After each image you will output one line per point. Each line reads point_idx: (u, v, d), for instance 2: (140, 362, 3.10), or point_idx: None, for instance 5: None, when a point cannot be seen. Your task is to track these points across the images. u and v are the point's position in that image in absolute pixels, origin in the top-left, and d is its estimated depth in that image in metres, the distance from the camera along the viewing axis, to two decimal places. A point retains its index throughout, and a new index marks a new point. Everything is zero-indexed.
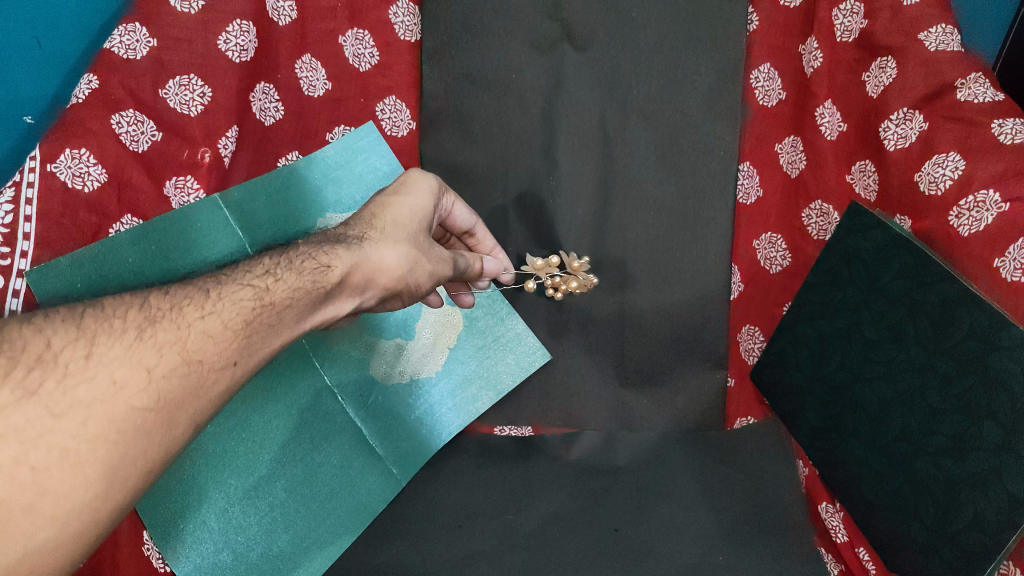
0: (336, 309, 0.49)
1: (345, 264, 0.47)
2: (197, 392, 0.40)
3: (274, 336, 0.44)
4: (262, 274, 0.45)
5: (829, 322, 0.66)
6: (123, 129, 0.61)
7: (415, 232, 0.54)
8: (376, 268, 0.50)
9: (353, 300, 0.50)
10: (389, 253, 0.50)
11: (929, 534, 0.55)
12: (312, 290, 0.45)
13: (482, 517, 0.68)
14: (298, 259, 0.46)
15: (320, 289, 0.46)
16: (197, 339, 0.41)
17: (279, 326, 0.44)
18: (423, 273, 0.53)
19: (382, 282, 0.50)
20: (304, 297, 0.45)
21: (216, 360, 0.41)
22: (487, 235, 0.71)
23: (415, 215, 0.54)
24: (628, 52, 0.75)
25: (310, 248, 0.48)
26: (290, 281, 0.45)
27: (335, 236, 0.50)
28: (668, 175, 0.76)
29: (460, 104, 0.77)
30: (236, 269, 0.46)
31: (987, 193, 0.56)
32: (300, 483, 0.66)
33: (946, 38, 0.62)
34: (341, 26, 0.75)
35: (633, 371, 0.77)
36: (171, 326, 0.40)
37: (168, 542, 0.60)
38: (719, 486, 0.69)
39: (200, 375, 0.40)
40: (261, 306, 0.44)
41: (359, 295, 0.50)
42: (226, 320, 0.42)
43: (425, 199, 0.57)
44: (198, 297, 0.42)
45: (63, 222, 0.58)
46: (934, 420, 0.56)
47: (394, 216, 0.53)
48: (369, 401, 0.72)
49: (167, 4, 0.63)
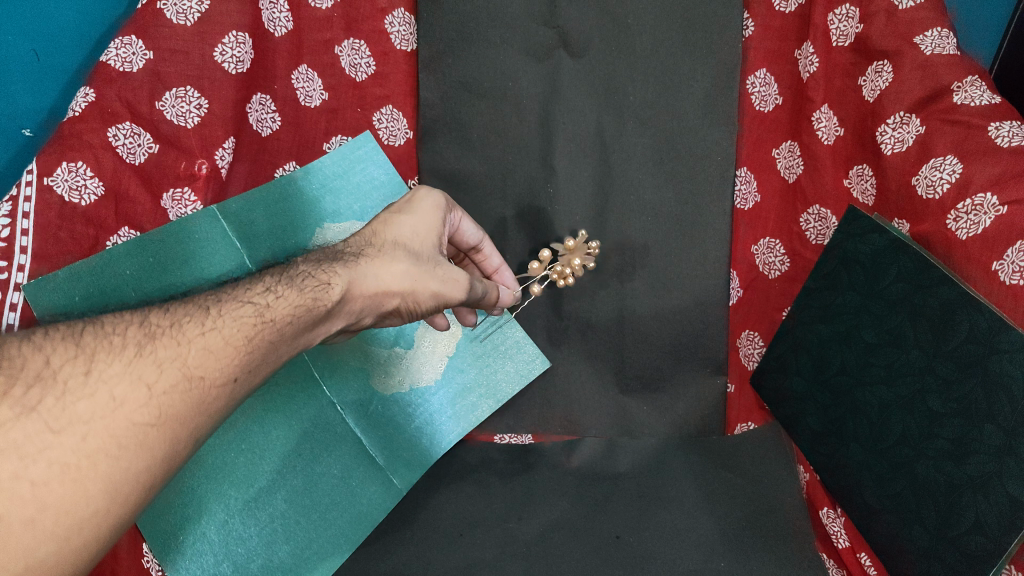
0: (334, 325, 0.49)
1: (344, 282, 0.47)
2: (198, 408, 0.40)
3: (274, 352, 0.44)
4: (261, 291, 0.45)
5: (828, 326, 0.66)
6: (120, 142, 0.61)
7: (418, 249, 0.53)
8: (375, 284, 0.49)
9: (353, 316, 0.50)
10: (390, 270, 0.50)
11: (931, 538, 0.55)
12: (312, 307, 0.45)
13: (482, 526, 0.67)
14: (298, 277, 0.46)
15: (320, 306, 0.46)
16: (198, 355, 0.40)
17: (279, 343, 0.44)
18: (427, 291, 0.52)
19: (381, 298, 0.50)
20: (304, 314, 0.45)
21: (217, 376, 0.41)
22: (493, 252, 0.69)
23: (418, 234, 0.54)
24: (624, 59, 0.76)
25: (309, 265, 0.48)
26: (291, 297, 0.45)
27: (334, 254, 0.50)
28: (666, 180, 0.76)
29: (456, 112, 0.77)
30: (236, 286, 0.46)
31: (985, 196, 0.56)
32: (300, 493, 0.66)
33: (942, 42, 0.62)
34: (337, 37, 0.75)
35: (633, 377, 0.77)
36: (171, 342, 0.40)
37: (169, 554, 0.61)
38: (720, 492, 0.69)
39: (201, 391, 0.40)
40: (261, 323, 0.43)
41: (358, 312, 0.50)
42: (227, 336, 0.42)
43: (430, 217, 0.56)
44: (198, 314, 0.42)
45: (61, 234, 0.58)
46: (934, 424, 0.55)
47: (396, 235, 0.53)
48: (369, 411, 0.72)
49: (164, 17, 0.63)
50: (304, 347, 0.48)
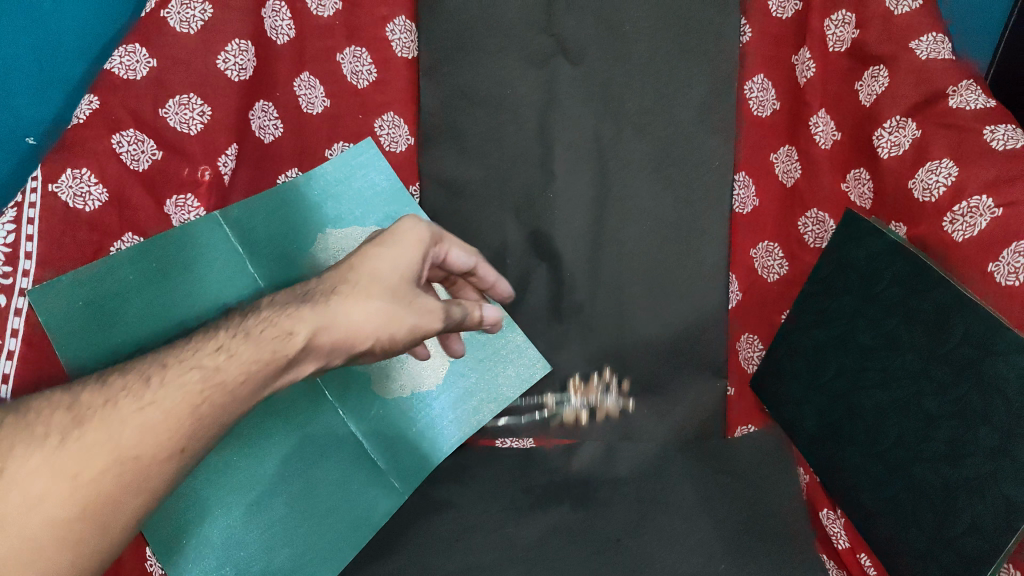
0: (301, 373, 0.48)
1: (306, 331, 0.47)
2: (133, 489, 0.41)
3: (228, 416, 0.45)
4: (214, 350, 0.45)
5: (824, 332, 0.66)
6: (124, 148, 0.61)
7: (395, 283, 0.52)
8: (345, 326, 0.49)
9: (322, 361, 0.49)
10: (360, 310, 0.49)
11: (928, 540, 0.55)
12: (265, 365, 0.46)
13: (482, 530, 0.68)
14: (255, 330, 0.47)
15: (275, 363, 0.46)
16: (133, 434, 0.41)
17: (232, 405, 0.44)
18: (404, 325, 0.52)
19: (353, 339, 0.49)
20: (257, 372, 0.45)
21: (156, 452, 0.42)
22: (488, 271, 0.69)
23: (396, 266, 0.53)
24: (621, 67, 0.76)
25: (268, 315, 0.48)
26: (244, 356, 0.45)
27: (299, 297, 0.49)
28: (663, 186, 0.77)
29: (454, 120, 0.78)
30: (190, 344, 0.46)
31: (980, 199, 0.57)
32: (300, 497, 0.65)
33: (937, 47, 0.63)
34: (338, 44, 0.76)
35: (632, 382, 0.77)
36: (100, 425, 0.41)
37: (170, 557, 0.60)
38: (719, 495, 0.69)
39: (138, 471, 0.41)
40: (208, 387, 0.44)
41: (330, 356, 0.49)
42: (166, 408, 0.42)
43: (410, 243, 0.55)
44: (136, 386, 0.43)
45: (65, 241, 0.57)
46: (929, 427, 0.56)
47: (371, 269, 0.52)
48: (370, 416, 0.71)
49: (167, 25, 0.63)
50: (270, 394, 0.48)
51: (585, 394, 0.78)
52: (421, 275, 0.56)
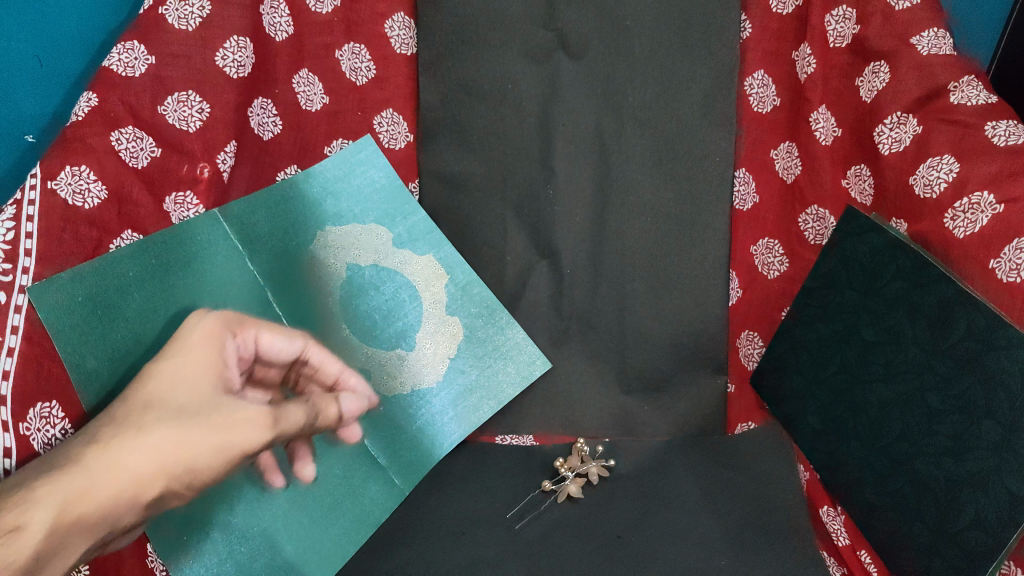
0: (117, 524, 0.53)
1: (42, 513, 0.48)
2: None
3: (58, 556, 0.49)
4: (38, 483, 0.50)
5: (827, 326, 0.66)
6: (123, 146, 0.61)
7: (170, 405, 0.58)
8: (158, 466, 0.55)
9: (139, 507, 0.55)
10: (178, 438, 0.56)
11: (931, 533, 0.56)
12: (84, 510, 0.51)
13: (485, 525, 0.68)
14: (74, 466, 0.51)
15: (90, 514, 0.51)
16: None
17: (63, 541, 0.49)
18: (199, 446, 0.58)
19: (158, 486, 0.55)
20: (79, 519, 0.50)
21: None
22: (325, 358, 0.68)
23: (185, 380, 0.59)
24: (623, 60, 0.75)
25: (88, 445, 0.53)
26: (66, 492, 0.50)
27: (122, 423, 0.55)
28: (665, 181, 0.77)
29: (456, 115, 0.78)
30: (24, 470, 0.50)
31: (982, 195, 0.57)
32: (302, 492, 0.65)
33: (938, 42, 0.63)
34: (337, 40, 0.75)
35: (634, 378, 0.77)
36: None
37: (173, 553, 0.59)
38: (721, 490, 0.70)
39: None
40: (53, 521, 0.49)
41: (143, 502, 0.55)
42: (18, 538, 0.47)
43: (206, 348, 0.61)
44: None
45: (64, 237, 0.57)
46: (934, 421, 0.56)
47: (152, 392, 0.58)
48: (371, 412, 0.70)
49: (165, 21, 0.63)
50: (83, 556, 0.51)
51: (573, 466, 0.72)
52: (240, 377, 0.63)
